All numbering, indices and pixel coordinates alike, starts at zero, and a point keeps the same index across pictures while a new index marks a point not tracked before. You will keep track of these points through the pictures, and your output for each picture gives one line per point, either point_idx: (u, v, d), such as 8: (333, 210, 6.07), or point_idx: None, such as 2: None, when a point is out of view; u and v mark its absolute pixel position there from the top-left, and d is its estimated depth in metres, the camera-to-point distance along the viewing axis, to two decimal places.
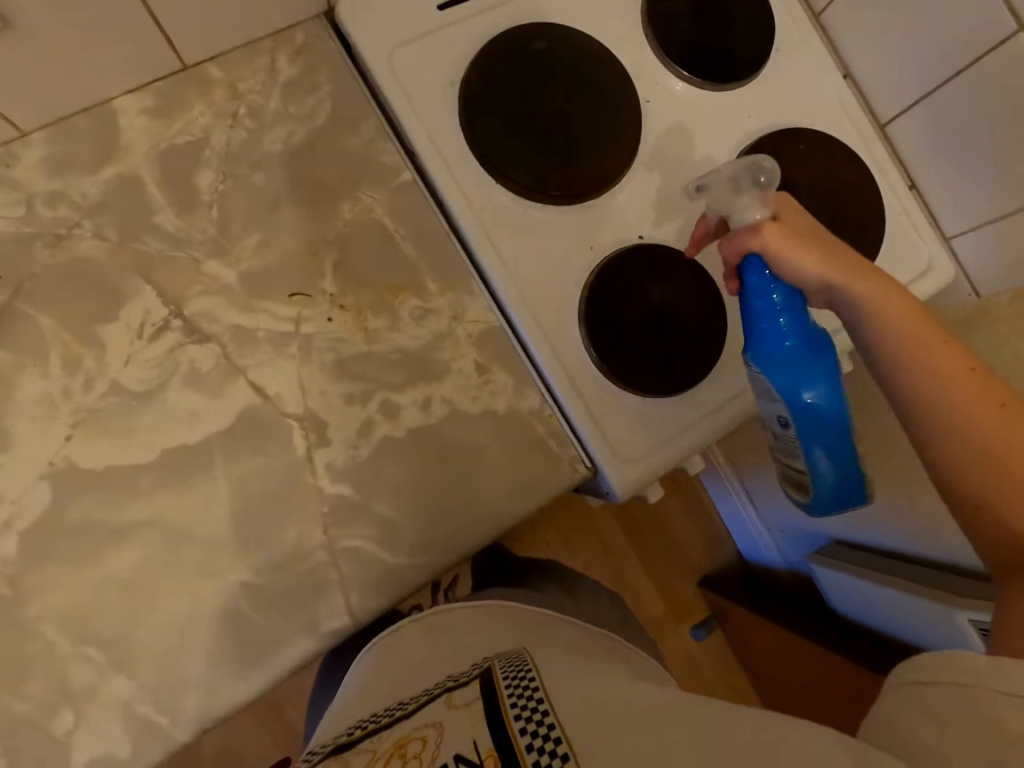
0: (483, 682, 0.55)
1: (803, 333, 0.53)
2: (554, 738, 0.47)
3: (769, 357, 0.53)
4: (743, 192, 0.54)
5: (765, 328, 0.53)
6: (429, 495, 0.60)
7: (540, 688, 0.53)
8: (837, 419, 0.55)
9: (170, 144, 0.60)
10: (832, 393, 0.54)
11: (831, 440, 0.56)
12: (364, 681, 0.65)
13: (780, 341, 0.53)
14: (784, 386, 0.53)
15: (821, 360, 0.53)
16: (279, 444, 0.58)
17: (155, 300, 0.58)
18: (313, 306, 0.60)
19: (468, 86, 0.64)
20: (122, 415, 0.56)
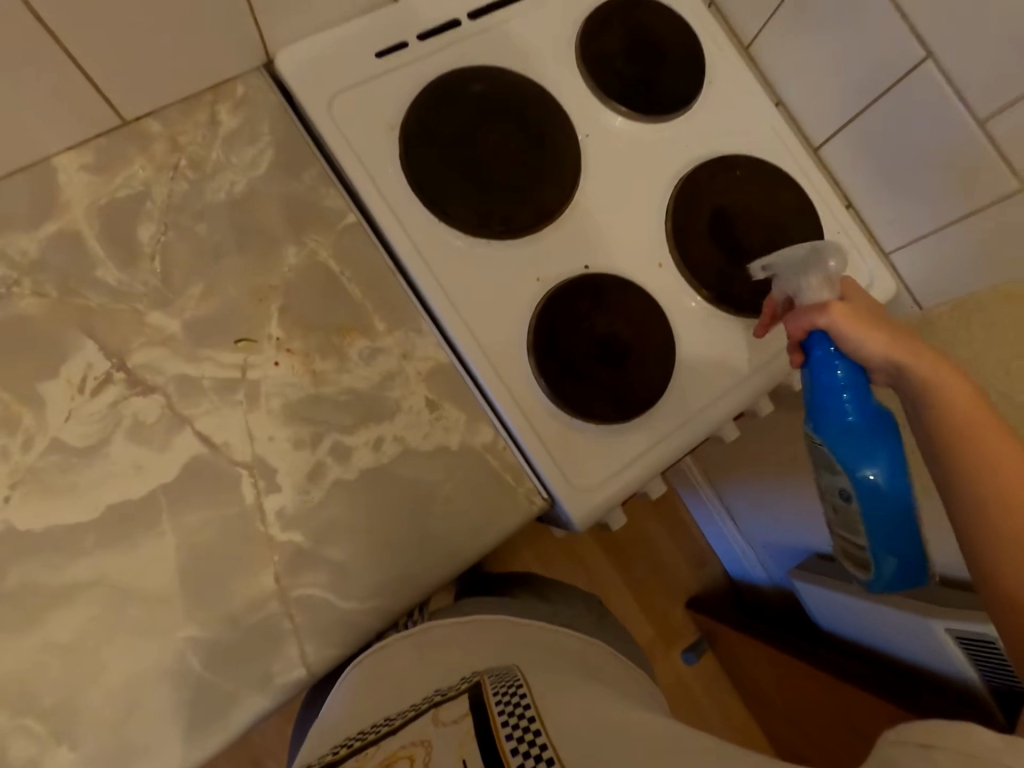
0: (472, 698, 0.53)
1: (869, 413, 0.53)
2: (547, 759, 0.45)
3: (832, 434, 0.54)
4: (812, 270, 0.54)
5: (826, 403, 0.54)
6: (386, 537, 0.59)
7: (531, 704, 0.51)
8: (901, 499, 0.54)
9: (111, 198, 0.61)
10: (894, 471, 0.54)
11: (895, 521, 0.55)
12: (350, 697, 0.62)
13: (841, 416, 0.53)
14: (844, 460, 0.54)
15: (883, 438, 0.53)
16: (227, 494, 0.57)
17: (97, 354, 0.57)
18: (260, 352, 0.60)
19: (408, 129, 0.66)
20: (64, 473, 0.55)
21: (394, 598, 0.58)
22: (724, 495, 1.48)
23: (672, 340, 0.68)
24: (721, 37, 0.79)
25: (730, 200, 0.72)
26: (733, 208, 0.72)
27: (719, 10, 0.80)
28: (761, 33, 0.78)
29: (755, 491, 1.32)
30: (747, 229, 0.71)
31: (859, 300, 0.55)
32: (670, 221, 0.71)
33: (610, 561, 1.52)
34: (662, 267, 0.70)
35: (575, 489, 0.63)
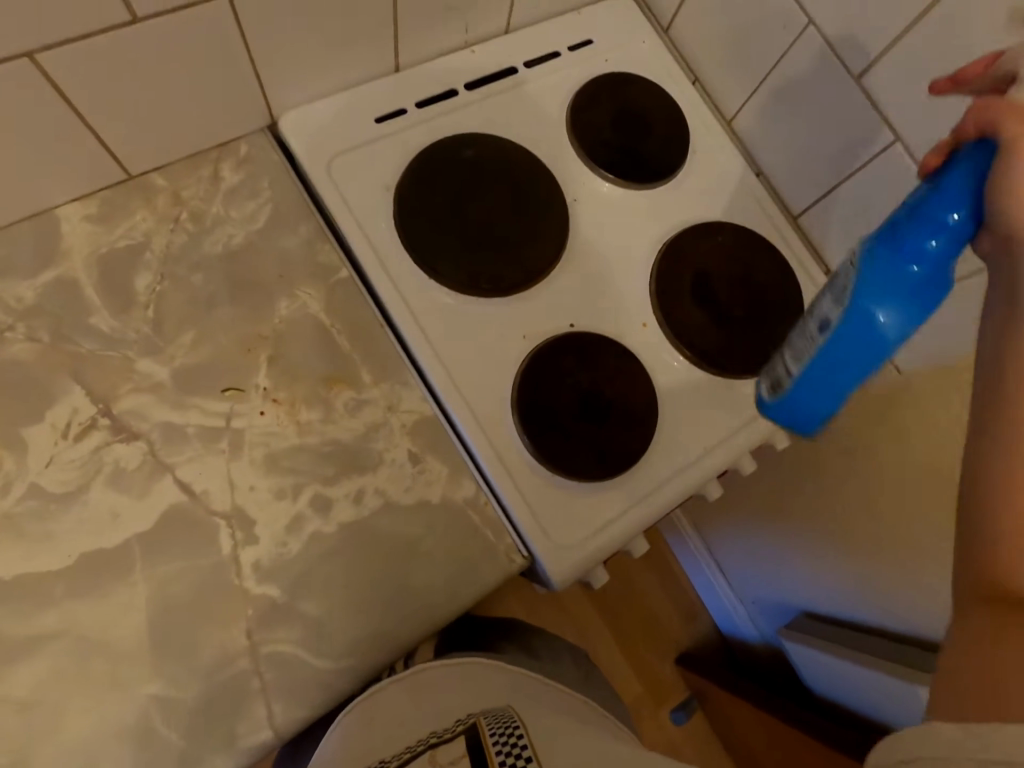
0: (469, 738, 0.52)
1: (938, 271, 0.46)
2: None
3: (892, 253, 0.47)
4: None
5: (927, 213, 0.44)
6: (362, 591, 0.58)
7: (529, 743, 0.49)
8: (897, 330, 0.50)
9: (111, 248, 0.62)
10: (903, 324, 0.49)
11: (857, 354, 0.53)
12: (345, 743, 0.58)
13: (907, 259, 0.46)
14: (869, 281, 0.48)
15: (924, 297, 0.48)
16: (203, 544, 0.56)
17: (84, 399, 0.58)
18: (246, 401, 0.61)
19: (402, 191, 0.69)
20: (39, 519, 0.54)
21: (367, 656, 0.57)
22: (713, 549, 1.46)
23: (655, 396, 0.69)
24: (704, 112, 0.83)
25: (712, 265, 0.75)
26: (715, 272, 0.74)
27: (702, 86, 0.85)
28: (741, 110, 0.82)
29: (745, 545, 1.31)
30: (728, 292, 0.74)
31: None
32: (654, 284, 0.73)
33: (597, 612, 1.50)
34: (646, 326, 0.72)
35: (555, 546, 0.63)
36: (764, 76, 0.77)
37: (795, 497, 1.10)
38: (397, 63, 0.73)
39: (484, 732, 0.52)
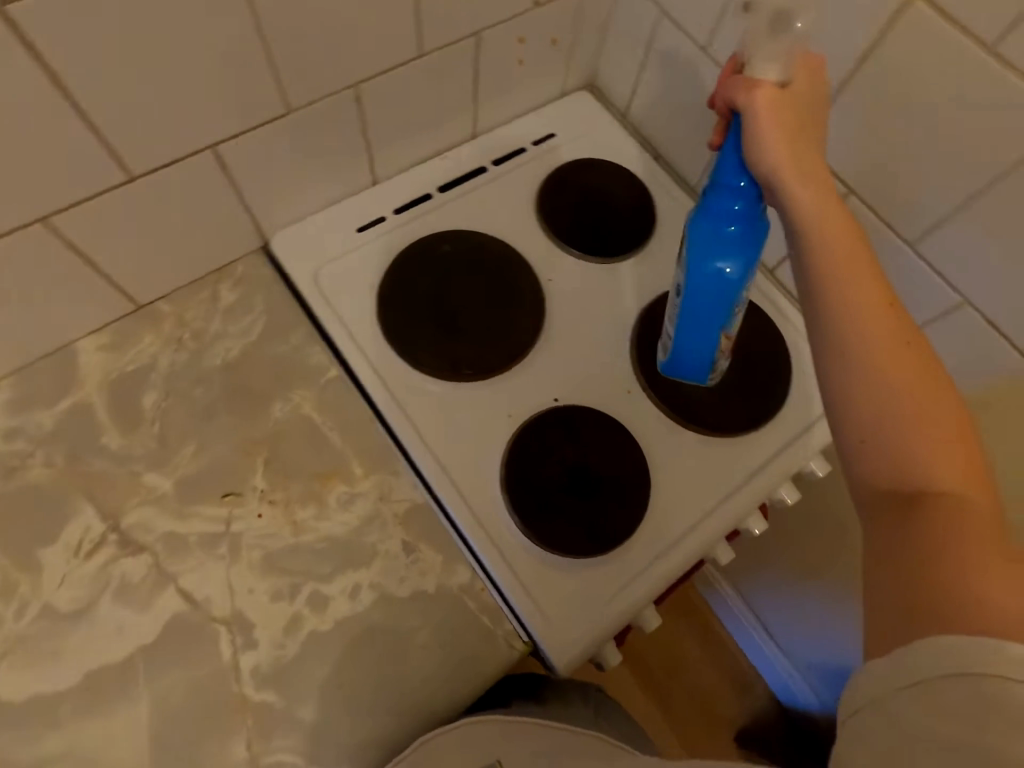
0: None
1: (745, 227, 0.53)
2: None
3: (707, 217, 0.53)
4: (777, 38, 0.48)
5: (722, 175, 0.51)
6: (362, 691, 0.58)
7: None
8: (732, 288, 0.56)
9: (120, 372, 0.68)
10: (738, 271, 0.54)
11: (707, 312, 0.58)
12: None
13: (720, 219, 0.53)
14: (697, 242, 0.54)
15: (747, 246, 0.53)
16: (204, 652, 0.57)
17: (94, 516, 0.61)
18: (244, 505, 0.64)
19: (383, 291, 0.73)
20: (50, 638, 0.57)
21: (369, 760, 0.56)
22: (758, 613, 1.37)
23: (646, 461, 0.69)
24: (669, 182, 0.87)
25: None
26: None
27: (664, 160, 0.89)
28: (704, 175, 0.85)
29: (788, 606, 1.24)
30: None
31: (803, 102, 0.51)
32: (634, 351, 0.74)
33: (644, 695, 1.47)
34: (631, 393, 0.73)
35: (556, 631, 0.61)
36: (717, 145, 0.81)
37: (828, 551, 1.04)
38: (374, 177, 0.80)
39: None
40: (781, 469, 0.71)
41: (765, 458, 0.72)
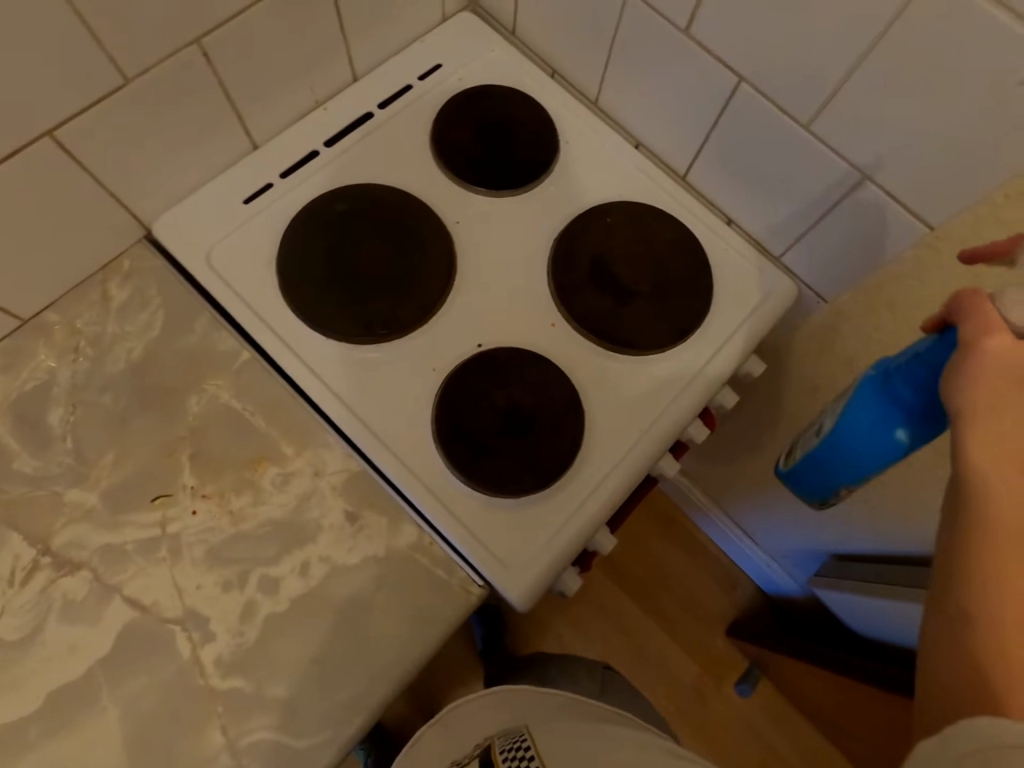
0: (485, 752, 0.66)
1: (922, 412, 0.50)
2: (523, 750, 0.62)
3: (889, 389, 0.51)
4: None
5: (928, 364, 0.49)
6: (330, 660, 0.59)
7: (526, 740, 0.64)
8: (882, 458, 0.54)
9: (19, 392, 0.64)
10: (901, 440, 0.52)
11: (831, 469, 0.58)
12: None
13: (901, 397, 0.51)
14: (853, 421, 0.53)
15: (924, 428, 0.51)
16: (164, 654, 0.58)
17: (22, 543, 0.60)
18: (177, 505, 0.62)
19: (283, 262, 0.70)
20: (2, 669, 0.56)
21: (348, 722, 0.57)
22: (731, 514, 1.43)
23: (577, 393, 0.68)
24: (568, 97, 0.83)
25: (607, 248, 0.74)
26: (610, 255, 0.74)
27: (562, 76, 0.84)
28: (603, 85, 0.81)
29: (756, 504, 1.28)
30: (628, 272, 0.73)
31: None
32: (553, 282, 0.72)
33: (641, 609, 1.57)
34: (555, 326, 0.72)
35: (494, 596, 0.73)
36: (610, 48, 0.76)
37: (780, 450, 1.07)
38: (253, 142, 0.75)
39: (494, 751, 0.64)
40: (713, 375, 0.72)
41: (694, 370, 0.72)
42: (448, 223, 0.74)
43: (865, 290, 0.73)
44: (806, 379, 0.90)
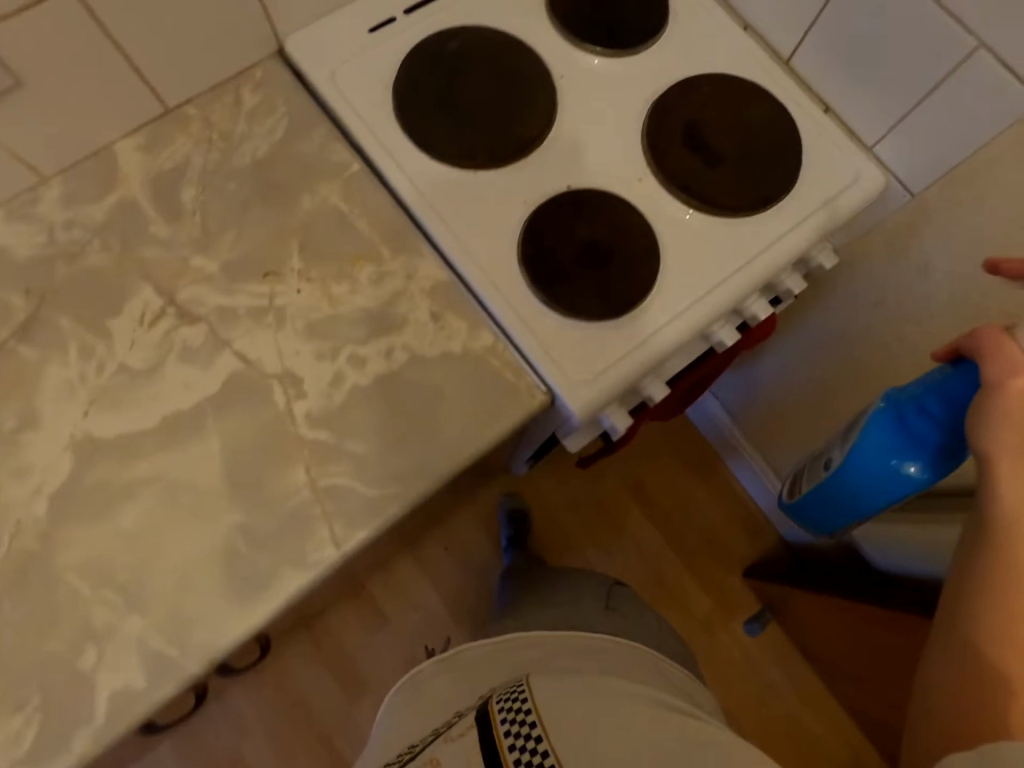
0: (479, 712, 0.64)
1: (926, 451, 0.61)
2: (533, 735, 0.58)
3: (899, 426, 0.61)
4: None
5: (929, 404, 0.58)
6: (403, 431, 0.65)
7: (530, 706, 0.61)
8: (895, 485, 0.65)
9: (158, 171, 0.72)
10: (917, 473, 0.63)
11: (851, 489, 0.69)
12: (412, 718, 0.80)
13: (910, 432, 0.61)
14: (864, 452, 0.64)
15: (928, 464, 0.62)
16: (262, 401, 0.65)
17: (152, 293, 0.68)
18: (284, 283, 0.69)
19: (399, 89, 0.75)
20: (129, 390, 0.65)
21: (412, 484, 0.64)
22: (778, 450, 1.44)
23: (655, 240, 0.72)
24: None
25: (702, 115, 0.77)
26: (704, 122, 0.76)
27: None
28: None
29: None
30: (719, 139, 0.76)
31: None
32: (646, 140, 0.76)
33: (663, 539, 1.62)
34: (642, 180, 0.75)
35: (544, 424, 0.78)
36: None
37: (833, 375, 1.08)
38: None
39: (490, 705, 0.63)
40: (788, 245, 0.74)
41: (769, 240, 0.74)
42: (555, 74, 0.78)
43: (955, 182, 0.74)
44: (875, 291, 0.90)
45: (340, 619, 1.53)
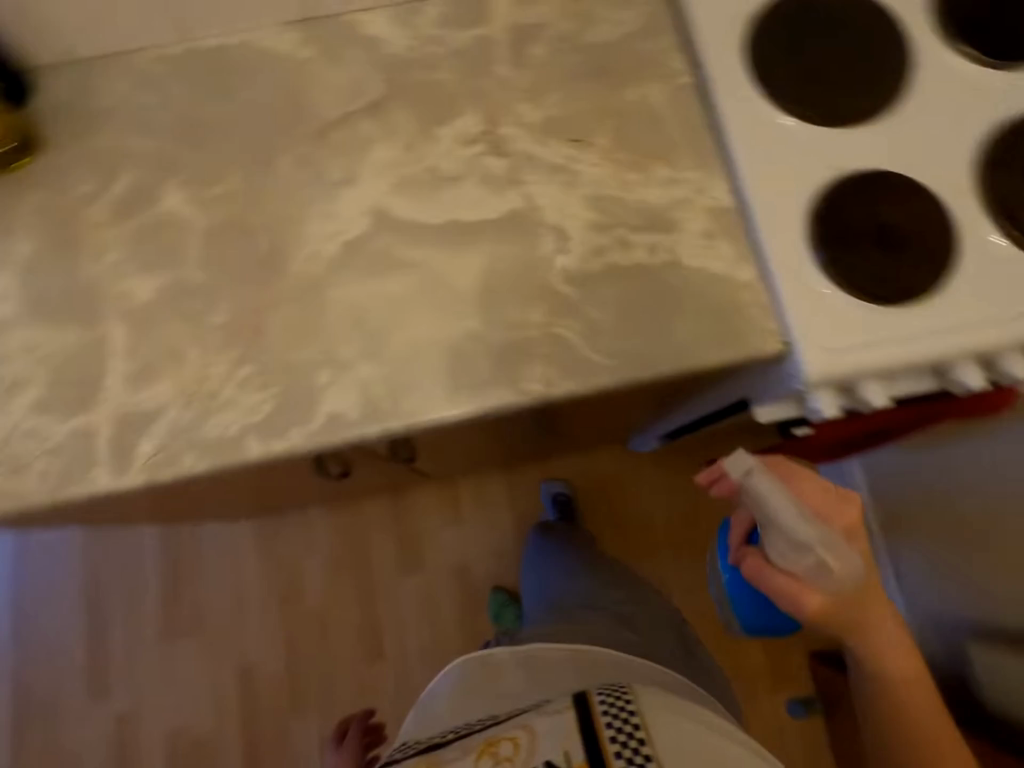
0: (580, 703, 0.75)
1: None
2: (634, 724, 0.72)
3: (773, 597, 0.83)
4: (800, 553, 0.68)
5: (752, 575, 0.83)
6: (639, 318, 0.68)
7: (632, 705, 0.74)
8: None
9: (519, 20, 0.80)
10: None
11: None
12: (478, 695, 0.87)
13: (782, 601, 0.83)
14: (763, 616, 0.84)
15: None
16: (531, 241, 0.71)
17: (477, 119, 0.76)
18: (586, 153, 0.75)
19: (755, 24, 0.77)
20: (430, 188, 0.74)
21: (629, 366, 0.67)
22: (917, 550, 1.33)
23: (953, 247, 0.70)
24: None
25: None
26: None
27: None
28: None
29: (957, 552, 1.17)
30: None
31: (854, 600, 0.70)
32: (983, 154, 0.73)
33: None
34: (961, 190, 0.72)
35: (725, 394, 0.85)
36: None
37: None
38: None
39: (592, 697, 0.76)
40: None
41: None
42: (915, 56, 0.75)
43: None
44: None
45: (424, 500, 1.64)
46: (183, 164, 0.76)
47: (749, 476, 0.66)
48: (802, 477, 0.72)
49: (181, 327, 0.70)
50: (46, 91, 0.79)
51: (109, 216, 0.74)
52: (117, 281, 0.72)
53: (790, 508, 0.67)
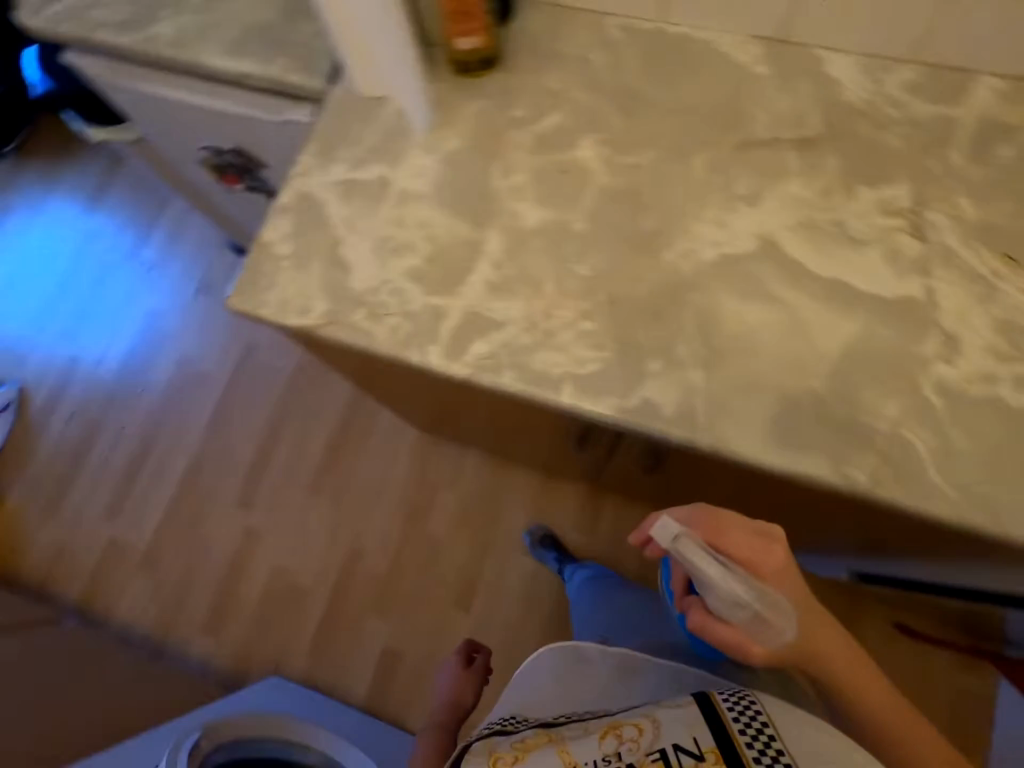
0: (702, 699, 0.69)
1: None
2: (770, 738, 0.65)
3: None
4: (727, 602, 0.68)
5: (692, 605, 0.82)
6: (1004, 467, 0.62)
7: (761, 708, 0.67)
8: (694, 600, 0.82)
9: (998, 116, 0.74)
10: None
11: None
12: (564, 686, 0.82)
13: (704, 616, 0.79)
14: None
15: None
16: (917, 336, 0.67)
17: (909, 194, 0.72)
18: (1014, 275, 0.68)
19: None
20: (832, 240, 0.72)
21: (971, 510, 0.61)
22: None
23: None
24: None
25: None
26: None
27: None
28: None
29: None
30: None
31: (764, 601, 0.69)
32: None
33: None
34: None
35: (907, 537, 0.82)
36: None
37: None
38: None
39: (717, 699, 0.68)
40: None
41: None
42: None
43: None
44: None
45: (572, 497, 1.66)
46: (609, 126, 0.81)
47: (676, 541, 0.68)
48: (736, 527, 0.70)
49: (550, 264, 0.75)
50: (522, 19, 0.87)
51: (529, 145, 0.82)
52: (513, 201, 0.79)
53: (723, 575, 0.67)
